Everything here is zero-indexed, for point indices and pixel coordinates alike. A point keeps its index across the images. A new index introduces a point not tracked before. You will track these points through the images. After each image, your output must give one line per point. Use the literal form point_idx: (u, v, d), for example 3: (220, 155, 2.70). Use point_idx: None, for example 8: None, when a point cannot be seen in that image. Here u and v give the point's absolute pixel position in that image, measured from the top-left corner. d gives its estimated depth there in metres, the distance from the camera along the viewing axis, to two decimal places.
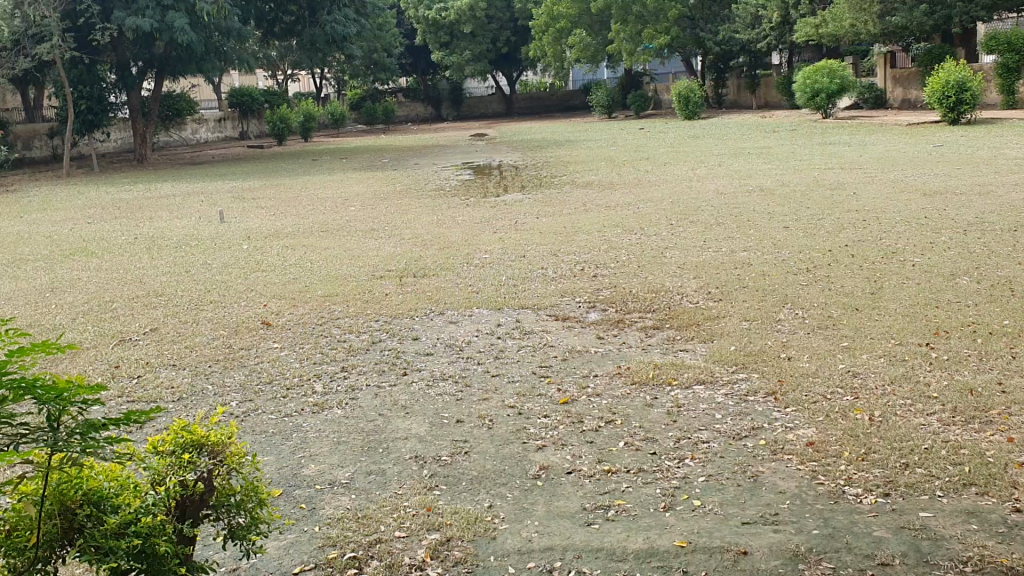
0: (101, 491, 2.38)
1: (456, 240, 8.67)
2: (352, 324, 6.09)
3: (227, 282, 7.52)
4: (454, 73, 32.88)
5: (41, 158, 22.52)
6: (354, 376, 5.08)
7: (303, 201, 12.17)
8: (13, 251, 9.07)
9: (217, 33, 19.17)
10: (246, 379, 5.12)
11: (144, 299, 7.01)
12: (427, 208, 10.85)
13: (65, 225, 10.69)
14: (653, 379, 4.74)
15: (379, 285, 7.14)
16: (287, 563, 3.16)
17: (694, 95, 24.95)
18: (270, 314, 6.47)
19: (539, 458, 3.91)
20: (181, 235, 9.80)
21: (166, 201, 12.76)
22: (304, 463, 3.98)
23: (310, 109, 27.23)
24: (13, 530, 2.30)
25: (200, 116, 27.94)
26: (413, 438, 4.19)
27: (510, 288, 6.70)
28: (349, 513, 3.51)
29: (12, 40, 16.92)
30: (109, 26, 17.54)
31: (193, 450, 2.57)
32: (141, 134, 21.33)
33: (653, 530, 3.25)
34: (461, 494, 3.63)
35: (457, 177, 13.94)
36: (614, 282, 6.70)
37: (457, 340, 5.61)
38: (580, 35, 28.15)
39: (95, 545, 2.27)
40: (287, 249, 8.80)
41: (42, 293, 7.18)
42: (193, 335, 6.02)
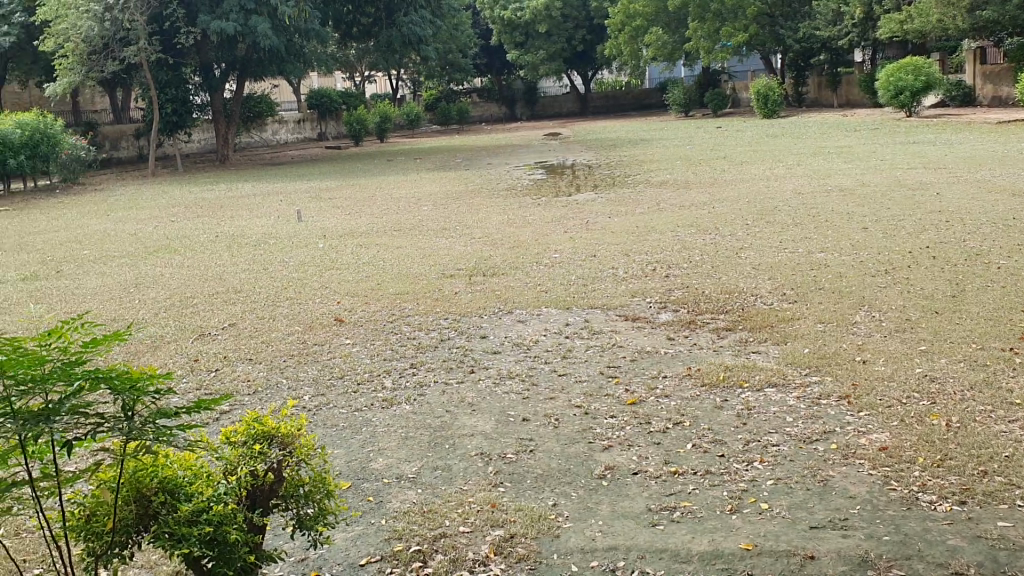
0: (176, 480, 2.48)
1: (528, 240, 8.68)
2: (421, 322, 6.15)
3: (303, 280, 7.67)
4: (529, 73, 32.93)
5: (128, 158, 23.24)
6: (422, 373, 5.14)
7: (377, 201, 12.32)
8: (100, 248, 9.37)
9: (297, 35, 19.50)
10: (318, 374, 5.22)
11: (223, 296, 7.20)
12: (498, 207, 10.89)
13: (150, 223, 11.02)
14: (723, 380, 4.68)
15: (449, 283, 7.20)
16: (354, 555, 3.21)
17: (773, 93, 24.50)
18: (342, 311, 6.58)
19: (605, 458, 3.90)
20: (260, 233, 10.02)
21: (246, 201, 13.04)
22: (372, 457, 4.05)
23: (386, 110, 27.53)
24: (92, 514, 2.44)
25: (280, 117, 28.51)
26: (479, 435, 4.22)
27: (581, 288, 6.68)
28: (415, 507, 3.55)
29: (101, 44, 17.53)
30: (194, 30, 18.07)
31: (264, 442, 2.66)
32: (223, 134, 21.89)
33: (718, 533, 3.22)
34: (526, 492, 3.64)
35: (530, 177, 13.94)
36: (685, 282, 6.63)
37: (525, 338, 5.62)
38: (656, 34, 27.91)
39: (169, 532, 2.38)
40: (361, 248, 8.92)
41: (127, 289, 7.42)
42: (267, 331, 6.16)
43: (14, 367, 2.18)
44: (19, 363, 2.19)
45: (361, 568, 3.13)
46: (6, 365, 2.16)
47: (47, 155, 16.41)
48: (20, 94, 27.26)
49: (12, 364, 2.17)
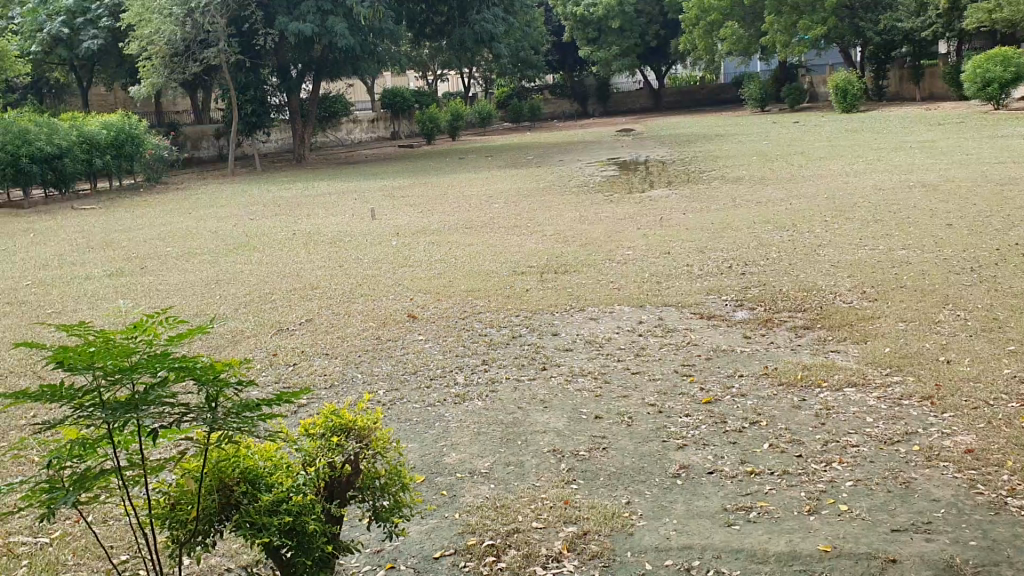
0: (257, 470, 2.56)
1: (600, 236, 8.64)
2: (493, 319, 6.18)
3: (377, 276, 7.78)
4: (601, 69, 32.75)
5: (209, 157, 23.81)
6: (494, 369, 5.16)
7: (450, 199, 12.39)
8: (183, 244, 9.64)
9: (371, 34, 19.72)
10: (392, 369, 5.28)
11: (300, 291, 7.34)
12: (570, 204, 10.87)
13: (230, 221, 11.30)
14: (801, 380, 4.59)
15: (521, 280, 7.21)
16: (429, 547, 3.25)
17: (852, 86, 23.91)
18: (415, 308, 6.65)
19: (680, 457, 3.85)
20: (336, 231, 10.18)
21: (322, 199, 13.27)
22: (445, 452, 4.07)
23: (458, 108, 27.65)
24: (177, 503, 2.53)
25: (354, 117, 28.93)
26: (552, 432, 4.22)
27: (654, 285, 6.62)
28: (489, 502, 3.57)
29: (183, 46, 18.01)
30: (272, 31, 18.43)
31: (342, 434, 2.73)
32: (299, 134, 22.31)
33: (796, 534, 3.16)
34: (599, 489, 3.63)
35: (603, 174, 13.86)
36: (761, 279, 6.53)
37: (598, 336, 5.59)
38: (732, 28, 27.48)
39: (250, 521, 2.45)
40: (433, 245, 9.00)
41: (208, 285, 7.62)
42: (342, 327, 6.26)
43: (103, 358, 2.25)
44: (107, 354, 2.26)
45: (435, 561, 3.16)
46: (95, 356, 2.24)
47: (132, 153, 16.92)
48: (107, 97, 28.17)
49: (99, 354, 2.25)
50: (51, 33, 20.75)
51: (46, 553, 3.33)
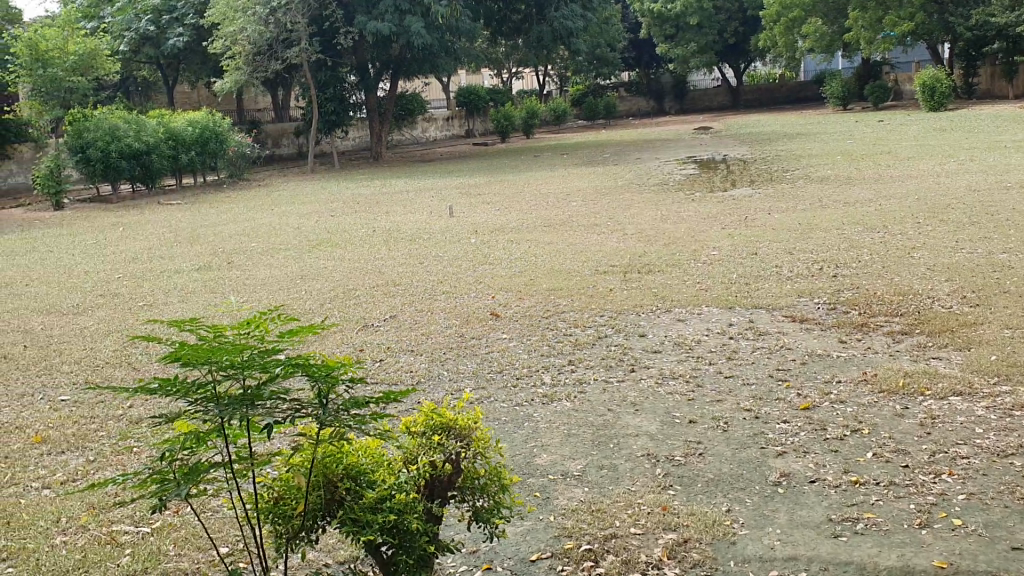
0: (359, 467, 2.57)
1: (683, 236, 8.52)
2: (578, 318, 6.12)
3: (458, 273, 7.79)
4: (679, 66, 32.39)
5: (288, 155, 24.17)
6: (582, 370, 5.11)
7: (528, 197, 12.36)
8: (267, 240, 9.80)
9: (448, 32, 19.79)
10: (478, 368, 5.27)
11: (383, 288, 7.39)
12: (651, 203, 10.74)
13: (312, 217, 11.46)
14: (903, 388, 4.43)
15: (603, 279, 7.15)
16: (525, 550, 3.21)
17: (940, 84, 23.17)
18: (498, 305, 6.63)
19: (779, 465, 3.75)
20: (415, 228, 10.24)
21: (401, 196, 13.36)
22: (537, 452, 4.04)
23: (533, 106, 27.57)
24: (282, 497, 2.55)
25: (429, 115, 29.16)
26: (644, 435, 4.15)
27: (742, 287, 6.50)
28: (583, 505, 3.52)
29: (266, 46, 18.33)
30: (352, 30, 18.63)
31: (442, 433, 2.70)
32: (377, 133, 22.50)
33: (907, 548, 3.04)
34: (698, 496, 3.55)
35: (682, 172, 13.71)
36: (854, 282, 6.35)
37: (687, 338, 5.50)
38: (815, 24, 26.82)
39: (353, 518, 2.47)
40: (513, 243, 8.99)
41: (293, 281, 7.72)
42: (427, 324, 6.27)
43: (219, 354, 2.24)
44: (223, 350, 2.25)
45: (532, 563, 3.12)
46: (211, 351, 2.23)
47: (216, 150, 17.28)
48: (190, 95, 28.85)
49: (215, 351, 2.23)
50: (139, 33, 21.42)
51: (149, 543, 3.38)
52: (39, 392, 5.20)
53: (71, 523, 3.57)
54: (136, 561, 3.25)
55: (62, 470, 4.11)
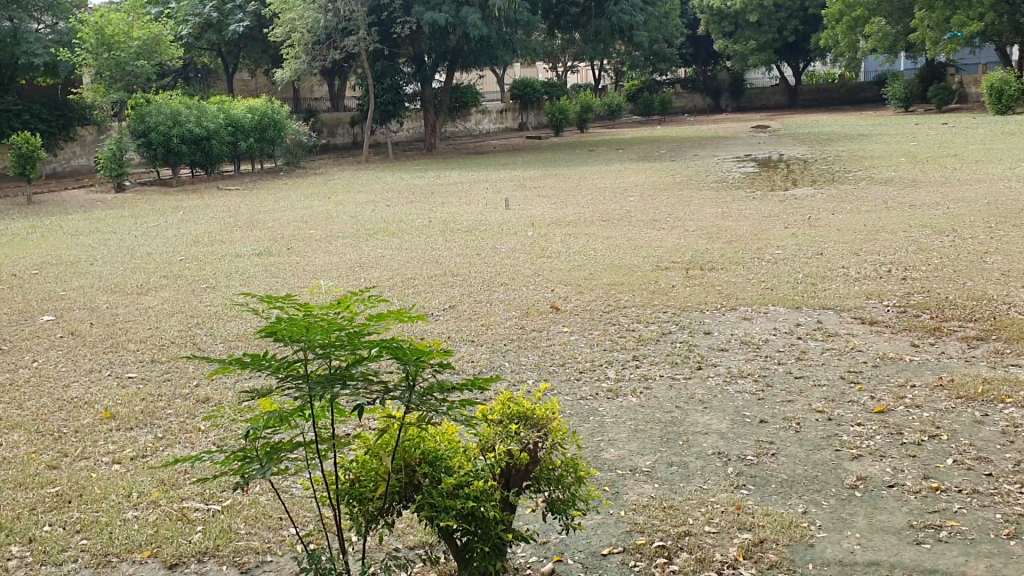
0: (437, 452, 2.55)
1: (747, 234, 8.42)
2: (640, 314, 6.04)
3: (516, 266, 7.76)
4: (737, 63, 31.97)
5: (344, 144, 24.33)
6: (646, 366, 5.04)
7: (584, 191, 12.33)
8: (325, 227, 9.86)
9: (506, 25, 19.76)
10: (540, 360, 5.22)
11: (441, 278, 7.38)
12: (712, 200, 10.65)
13: (368, 206, 11.51)
14: (983, 395, 4.30)
15: (665, 276, 7.07)
16: (595, 544, 3.16)
17: (1008, 87, 22.55)
18: (557, 299, 6.58)
19: (855, 468, 3.67)
20: (472, 219, 10.24)
21: (457, 187, 13.40)
22: (604, 447, 3.98)
23: (588, 100, 27.47)
24: (360, 480, 2.54)
25: (484, 107, 29.17)
26: (714, 434, 4.08)
27: (809, 287, 6.39)
28: (655, 501, 3.46)
29: (325, 35, 18.48)
30: (410, 20, 18.75)
31: (520, 421, 2.64)
32: (431, 124, 22.56)
33: (996, 558, 2.94)
34: (771, 496, 3.47)
35: (741, 170, 13.53)
36: (924, 286, 6.19)
37: (753, 338, 5.41)
38: (879, 23, 26.29)
39: (432, 504, 2.45)
40: (570, 237, 8.94)
41: (352, 268, 7.73)
42: (487, 314, 6.25)
43: (312, 331, 2.22)
44: (316, 328, 2.22)
45: (604, 558, 3.07)
46: (305, 330, 2.21)
47: (274, 138, 17.47)
48: (249, 83, 29.13)
49: (309, 329, 2.21)
50: (202, 18, 21.75)
51: (220, 520, 3.39)
52: (107, 368, 5.28)
53: (143, 498, 3.58)
54: (207, 539, 3.25)
55: (132, 445, 4.14)
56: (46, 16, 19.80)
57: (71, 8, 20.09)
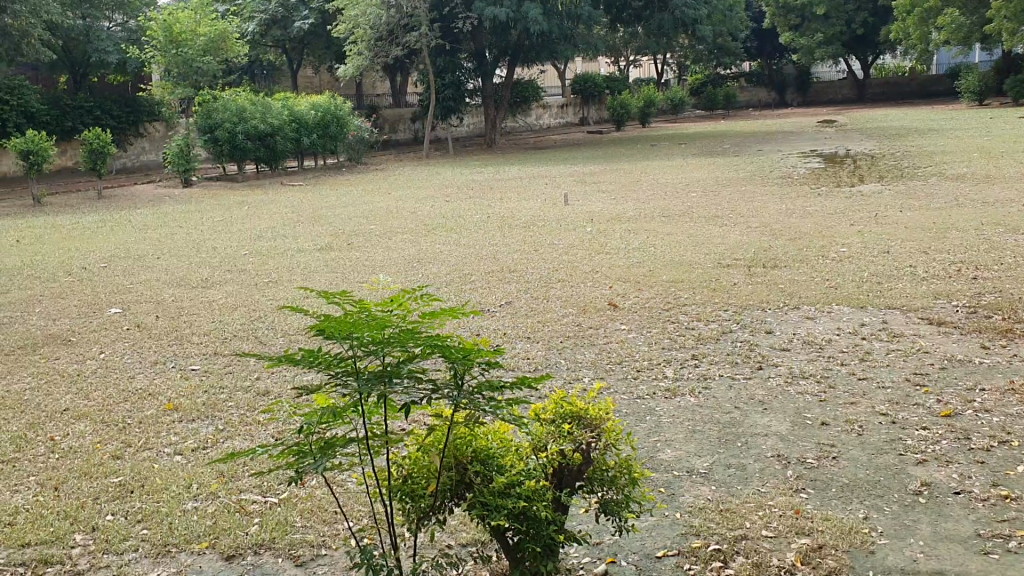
0: (489, 451, 2.54)
1: (811, 231, 8.26)
2: (700, 313, 5.96)
3: (574, 262, 7.72)
4: (804, 57, 31.37)
5: (405, 140, 24.52)
6: (706, 365, 4.97)
7: (644, 186, 12.23)
8: (385, 223, 9.93)
9: (567, 19, 19.70)
10: (597, 358, 5.19)
11: (499, 274, 7.37)
12: (776, 196, 10.47)
13: (428, 202, 11.57)
14: None
15: (727, 273, 6.97)
16: (650, 546, 3.12)
17: None
18: (616, 296, 6.53)
19: (920, 473, 3.56)
20: (531, 215, 10.22)
21: (517, 183, 13.38)
22: (661, 447, 3.93)
23: (650, 94, 27.23)
24: (412, 477, 2.54)
25: (545, 102, 29.13)
26: (773, 436, 4.00)
27: (875, 285, 6.24)
28: (712, 504, 3.40)
29: (388, 32, 18.62)
30: (471, 15, 18.80)
31: (573, 421, 2.61)
32: (492, 118, 22.59)
33: None
34: (832, 501, 3.39)
35: (806, 166, 13.30)
36: (996, 286, 6.00)
37: (816, 337, 5.29)
38: (952, 15, 25.53)
39: (483, 502, 2.44)
40: (630, 233, 8.87)
41: (410, 263, 7.77)
42: (544, 311, 6.23)
43: (361, 329, 2.23)
44: (364, 325, 2.23)
45: (658, 560, 3.03)
46: (353, 326, 2.22)
47: (336, 135, 17.65)
48: (313, 79, 29.54)
49: (358, 326, 2.22)
50: (268, 15, 22.13)
51: (277, 513, 3.42)
52: (170, 361, 5.38)
53: (202, 490, 3.64)
54: (264, 531, 3.29)
55: (193, 437, 4.22)
56: (118, 14, 20.32)
57: (142, 6, 20.58)
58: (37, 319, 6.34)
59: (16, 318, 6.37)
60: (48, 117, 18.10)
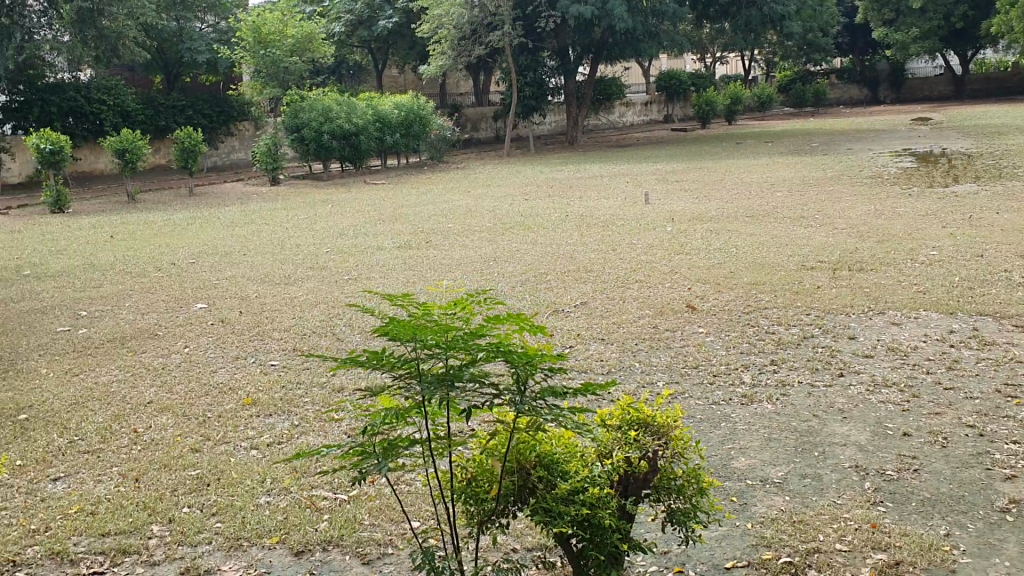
0: (553, 456, 2.51)
1: (900, 233, 8.00)
2: (781, 316, 5.82)
3: (653, 262, 7.63)
4: (898, 52, 30.40)
5: (487, 138, 24.65)
6: (785, 371, 4.84)
7: (728, 185, 12.05)
8: (464, 221, 9.99)
9: (652, 16, 19.50)
10: (672, 361, 5.11)
11: (575, 273, 7.34)
12: (864, 197, 10.16)
13: (507, 200, 11.59)
14: None
15: (810, 276, 6.79)
16: (719, 556, 3.05)
17: None
18: (694, 298, 6.43)
19: (1007, 490, 3.41)
20: (612, 214, 10.13)
21: (597, 182, 13.28)
22: (734, 455, 3.84)
23: (737, 91, 26.74)
24: (476, 479, 2.53)
25: (628, 100, 28.91)
26: (852, 446, 3.88)
27: (966, 291, 6.00)
28: (784, 515, 3.31)
29: (471, 30, 18.73)
30: (555, 14, 18.78)
31: (639, 428, 2.56)
32: (574, 117, 22.48)
33: None
34: (912, 515, 3.26)
35: (897, 165, 12.88)
36: None
37: (901, 344, 5.12)
38: None
39: (546, 508, 2.42)
40: (712, 233, 8.73)
41: (487, 262, 7.79)
42: (620, 312, 6.17)
43: (424, 332, 2.23)
44: (429, 328, 2.23)
45: (727, 572, 2.96)
46: (417, 330, 2.21)
47: (419, 133, 17.84)
48: (397, 78, 29.93)
49: (422, 329, 2.22)
50: (354, 15, 22.48)
51: (346, 510, 3.46)
52: (251, 356, 5.50)
53: (275, 485, 3.70)
54: (333, 528, 3.33)
55: (269, 433, 4.29)
56: (210, 15, 20.91)
57: (232, 8, 21.15)
58: (127, 313, 6.57)
59: (106, 312, 6.60)
60: (143, 116, 18.76)
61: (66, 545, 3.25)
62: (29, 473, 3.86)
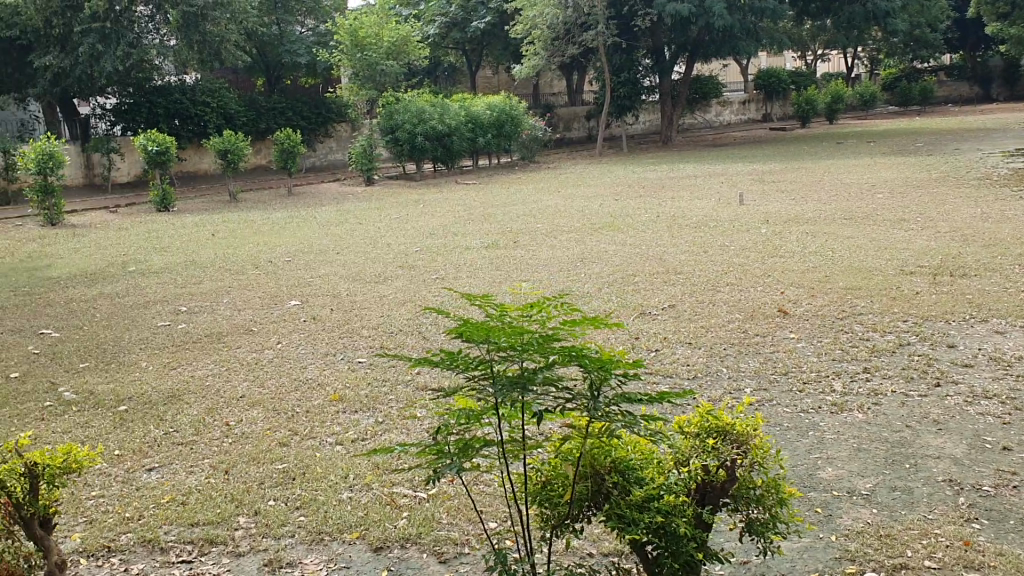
0: (628, 462, 2.48)
1: (1008, 237, 7.66)
2: (877, 322, 5.64)
3: (744, 265, 7.50)
4: (1013, 46, 29.09)
5: (579, 138, 24.62)
6: (878, 380, 4.68)
7: (826, 185, 11.77)
8: (553, 221, 9.99)
9: (752, 14, 19.13)
10: (760, 367, 5.01)
11: (663, 275, 7.27)
12: (971, 198, 9.76)
13: (598, 200, 11.56)
14: None
15: (909, 281, 6.56)
16: (801, 568, 2.97)
17: None
18: (787, 302, 6.29)
19: None
20: (703, 215, 9.99)
21: (689, 182, 13.12)
22: (821, 465, 3.74)
23: (839, 89, 26.01)
24: (550, 482, 2.53)
25: (724, 98, 28.44)
26: (946, 458, 3.73)
27: None
28: (871, 528, 3.21)
29: (564, 30, 18.74)
30: (650, 12, 18.62)
31: (717, 436, 2.51)
32: (668, 116, 22.24)
33: None
34: (1009, 534, 3.12)
35: (1008, 166, 12.33)
36: None
37: (1005, 354, 4.89)
38: None
39: (619, 514, 2.40)
40: (807, 235, 8.52)
41: (574, 262, 7.78)
42: (708, 315, 6.08)
43: (498, 334, 2.24)
44: (503, 330, 2.23)
45: None
46: (491, 331, 2.23)
47: (511, 133, 17.95)
48: (492, 79, 30.14)
49: (495, 330, 2.23)
50: (449, 17, 22.76)
51: (425, 508, 3.50)
52: (340, 353, 5.61)
53: (357, 481, 3.77)
54: (412, 525, 3.37)
55: (354, 429, 4.38)
56: (310, 19, 21.47)
57: (332, 11, 21.66)
58: (224, 309, 6.79)
59: (205, 308, 6.84)
60: (245, 118, 19.38)
61: (158, 533, 3.38)
62: (126, 463, 4.03)
